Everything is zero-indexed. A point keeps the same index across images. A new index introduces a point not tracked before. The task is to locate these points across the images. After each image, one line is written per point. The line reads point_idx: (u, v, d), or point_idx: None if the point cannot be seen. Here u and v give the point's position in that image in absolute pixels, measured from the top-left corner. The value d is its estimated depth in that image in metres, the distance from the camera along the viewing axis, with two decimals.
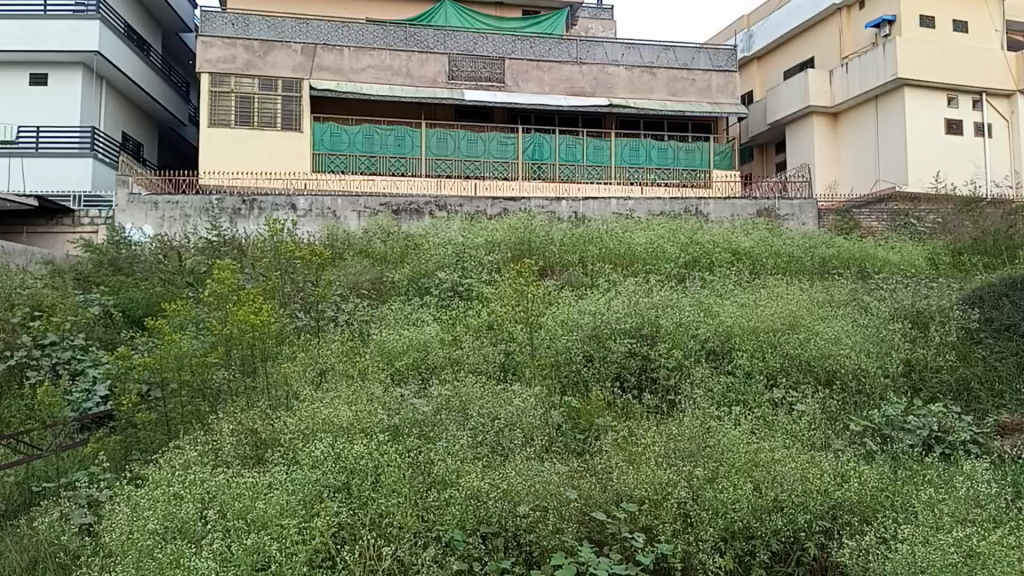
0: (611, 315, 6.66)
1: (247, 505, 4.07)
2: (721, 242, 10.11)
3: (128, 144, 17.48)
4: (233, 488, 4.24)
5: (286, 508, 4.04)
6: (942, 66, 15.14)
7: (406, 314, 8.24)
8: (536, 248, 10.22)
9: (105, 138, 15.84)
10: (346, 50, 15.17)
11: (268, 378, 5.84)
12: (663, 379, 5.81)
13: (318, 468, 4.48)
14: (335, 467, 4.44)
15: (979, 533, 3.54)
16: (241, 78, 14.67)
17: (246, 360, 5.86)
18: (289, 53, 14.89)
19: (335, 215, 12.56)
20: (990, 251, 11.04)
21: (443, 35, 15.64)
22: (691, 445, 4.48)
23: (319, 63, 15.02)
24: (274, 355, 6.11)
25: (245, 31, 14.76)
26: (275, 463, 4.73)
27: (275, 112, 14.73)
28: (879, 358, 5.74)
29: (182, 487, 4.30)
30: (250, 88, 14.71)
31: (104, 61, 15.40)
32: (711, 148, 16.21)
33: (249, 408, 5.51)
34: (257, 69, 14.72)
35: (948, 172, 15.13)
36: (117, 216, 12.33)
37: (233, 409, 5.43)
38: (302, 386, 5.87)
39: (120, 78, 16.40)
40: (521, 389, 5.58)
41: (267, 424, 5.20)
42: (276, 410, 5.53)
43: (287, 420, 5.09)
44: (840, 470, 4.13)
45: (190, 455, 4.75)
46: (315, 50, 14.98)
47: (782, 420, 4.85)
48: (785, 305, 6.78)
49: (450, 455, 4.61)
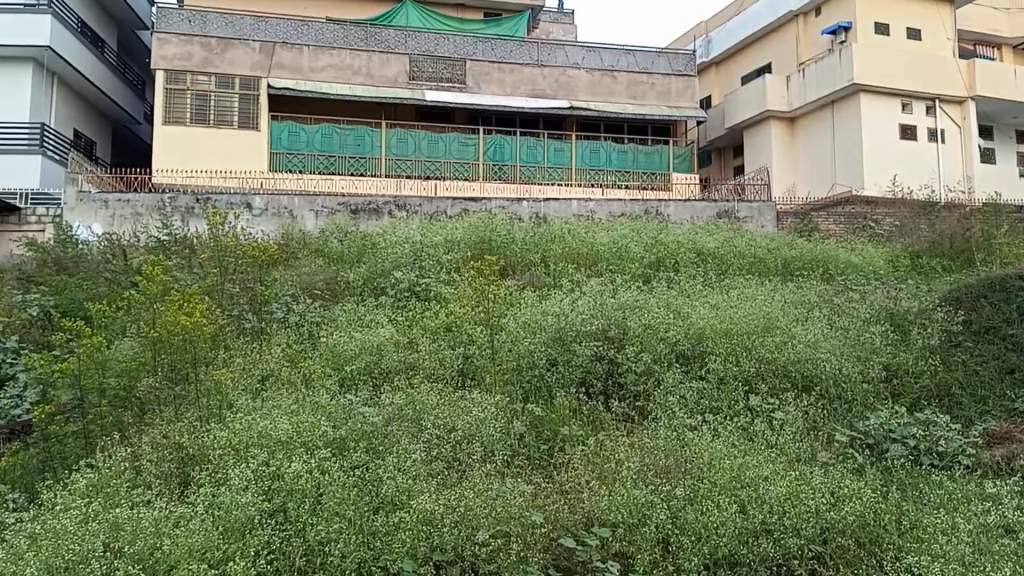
0: (576, 316, 6.20)
1: (152, 544, 3.46)
2: (686, 242, 9.81)
3: (81, 143, 16.40)
4: (145, 514, 3.65)
5: (207, 540, 3.47)
6: (896, 73, 15.21)
7: (359, 315, 7.68)
8: (498, 246, 9.75)
9: (55, 135, 14.87)
10: (305, 49, 14.49)
11: (200, 386, 5.18)
12: (632, 385, 5.40)
13: (247, 491, 3.89)
14: (268, 492, 3.93)
15: (998, 572, 3.20)
16: (198, 75, 13.90)
17: (177, 368, 5.20)
18: (247, 51, 14.14)
19: (291, 214, 11.87)
20: (951, 253, 11.00)
21: (404, 35, 15.06)
22: (667, 460, 4.09)
23: (276, 62, 14.30)
24: (206, 360, 5.49)
25: (202, 29, 14.02)
26: (202, 482, 4.13)
27: (232, 109, 13.97)
28: (859, 362, 5.47)
29: (79, 519, 3.64)
30: (207, 85, 13.94)
31: (57, 57, 14.50)
32: (671, 151, 15.86)
33: (176, 420, 4.85)
34: (213, 66, 13.96)
35: (903, 176, 15.21)
36: (65, 215, 11.34)
37: (156, 422, 4.80)
38: (237, 394, 5.23)
39: (74, 74, 15.39)
40: (481, 396, 5.10)
41: (195, 437, 4.57)
42: (206, 422, 4.87)
43: (218, 433, 4.49)
44: (830, 484, 3.80)
45: (94, 476, 4.13)
46: (273, 48, 14.27)
47: (764, 431, 4.50)
48: (759, 306, 6.45)
49: (402, 471, 4.12)
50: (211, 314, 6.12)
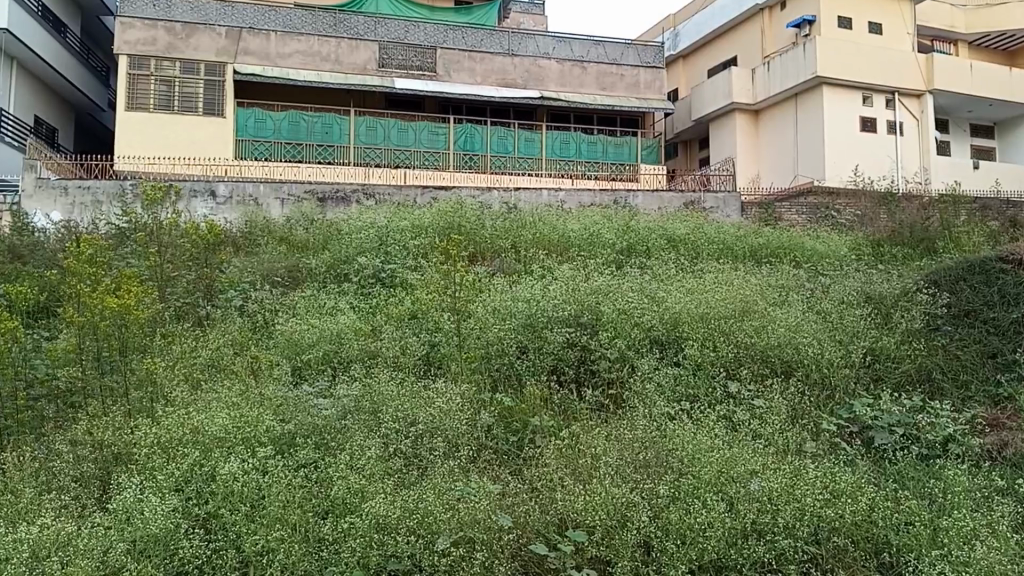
0: (548, 301, 5.79)
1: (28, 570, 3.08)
2: (657, 229, 9.51)
3: (41, 130, 15.68)
4: (30, 531, 3.26)
5: (108, 561, 3.15)
6: (858, 66, 15.02)
7: (319, 303, 7.17)
8: (467, 231, 9.25)
9: (11, 119, 14.15)
10: (273, 35, 13.80)
11: (131, 376, 4.71)
12: (605, 372, 5.03)
13: (141, 499, 3.51)
14: (189, 500, 3.60)
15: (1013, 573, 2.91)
16: (162, 62, 13.18)
17: (101, 354, 4.72)
18: (213, 36, 13.40)
19: (256, 202, 11.27)
20: (909, 242, 10.76)
21: (374, 23, 14.47)
22: (648, 454, 3.76)
23: (243, 48, 13.58)
24: (137, 348, 4.97)
25: (167, 14, 13.25)
26: (122, 484, 3.72)
27: (197, 96, 13.25)
28: (840, 348, 5.19)
29: None
30: (171, 72, 13.22)
31: (13, 40, 13.66)
32: (639, 143, 15.47)
33: (101, 415, 4.37)
34: (178, 52, 13.21)
35: (864, 166, 15.10)
36: (23, 203, 10.66)
37: (82, 417, 4.33)
38: (172, 384, 4.73)
39: (31, 58, 14.57)
40: (445, 386, 4.72)
41: (119, 433, 4.11)
42: (133, 415, 4.38)
43: (145, 428, 4.05)
44: (817, 472, 3.54)
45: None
46: (239, 34, 13.54)
47: (749, 421, 4.19)
48: (736, 290, 6.10)
49: (356, 470, 3.76)
50: (147, 297, 5.61)
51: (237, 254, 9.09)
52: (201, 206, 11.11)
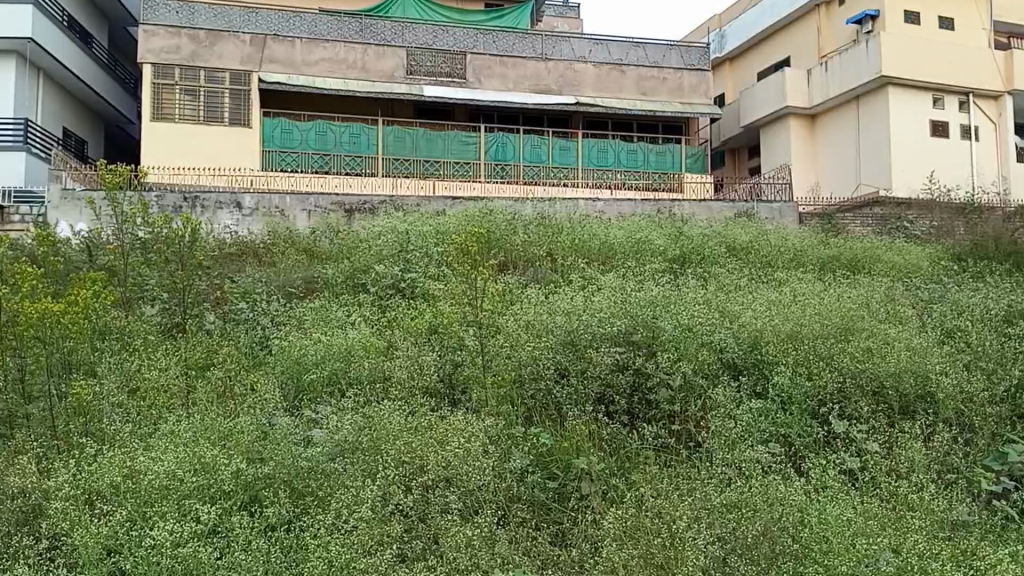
0: (591, 314, 4.69)
1: None
2: (713, 236, 8.43)
3: (71, 142, 15.23)
4: None
5: None
6: (928, 65, 13.76)
7: (328, 315, 6.20)
8: (497, 236, 8.23)
9: (41, 132, 13.67)
10: (298, 42, 13.10)
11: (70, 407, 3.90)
12: (665, 404, 3.98)
13: None
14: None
15: None
16: (186, 70, 12.54)
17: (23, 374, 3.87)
18: (237, 44, 12.75)
19: (282, 213, 10.41)
20: (996, 256, 9.40)
21: (401, 27, 13.65)
22: (756, 530, 2.69)
23: (268, 56, 12.92)
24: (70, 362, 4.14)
25: (190, 20, 12.62)
26: (17, 556, 2.94)
27: (223, 106, 12.61)
28: (977, 379, 4.05)
29: None
30: (196, 81, 12.58)
31: (40, 50, 13.23)
32: (683, 150, 14.38)
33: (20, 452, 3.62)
34: (203, 60, 12.57)
35: (937, 174, 13.82)
36: (48, 213, 9.97)
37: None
38: (117, 422, 3.86)
39: (60, 69, 14.11)
40: (465, 420, 3.69)
41: (29, 475, 3.30)
42: (52, 463, 3.54)
43: (60, 472, 3.29)
44: (989, 559, 2.49)
45: None
46: (264, 41, 12.88)
47: (891, 482, 3.11)
48: (828, 305, 4.94)
49: (340, 535, 2.87)
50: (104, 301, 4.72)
51: (252, 266, 8.22)
52: (226, 217, 10.28)
